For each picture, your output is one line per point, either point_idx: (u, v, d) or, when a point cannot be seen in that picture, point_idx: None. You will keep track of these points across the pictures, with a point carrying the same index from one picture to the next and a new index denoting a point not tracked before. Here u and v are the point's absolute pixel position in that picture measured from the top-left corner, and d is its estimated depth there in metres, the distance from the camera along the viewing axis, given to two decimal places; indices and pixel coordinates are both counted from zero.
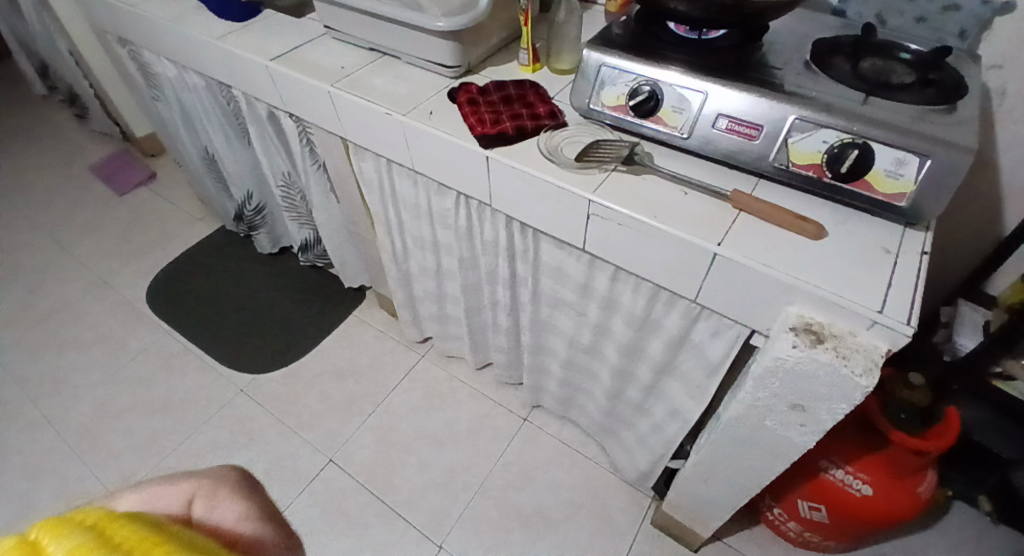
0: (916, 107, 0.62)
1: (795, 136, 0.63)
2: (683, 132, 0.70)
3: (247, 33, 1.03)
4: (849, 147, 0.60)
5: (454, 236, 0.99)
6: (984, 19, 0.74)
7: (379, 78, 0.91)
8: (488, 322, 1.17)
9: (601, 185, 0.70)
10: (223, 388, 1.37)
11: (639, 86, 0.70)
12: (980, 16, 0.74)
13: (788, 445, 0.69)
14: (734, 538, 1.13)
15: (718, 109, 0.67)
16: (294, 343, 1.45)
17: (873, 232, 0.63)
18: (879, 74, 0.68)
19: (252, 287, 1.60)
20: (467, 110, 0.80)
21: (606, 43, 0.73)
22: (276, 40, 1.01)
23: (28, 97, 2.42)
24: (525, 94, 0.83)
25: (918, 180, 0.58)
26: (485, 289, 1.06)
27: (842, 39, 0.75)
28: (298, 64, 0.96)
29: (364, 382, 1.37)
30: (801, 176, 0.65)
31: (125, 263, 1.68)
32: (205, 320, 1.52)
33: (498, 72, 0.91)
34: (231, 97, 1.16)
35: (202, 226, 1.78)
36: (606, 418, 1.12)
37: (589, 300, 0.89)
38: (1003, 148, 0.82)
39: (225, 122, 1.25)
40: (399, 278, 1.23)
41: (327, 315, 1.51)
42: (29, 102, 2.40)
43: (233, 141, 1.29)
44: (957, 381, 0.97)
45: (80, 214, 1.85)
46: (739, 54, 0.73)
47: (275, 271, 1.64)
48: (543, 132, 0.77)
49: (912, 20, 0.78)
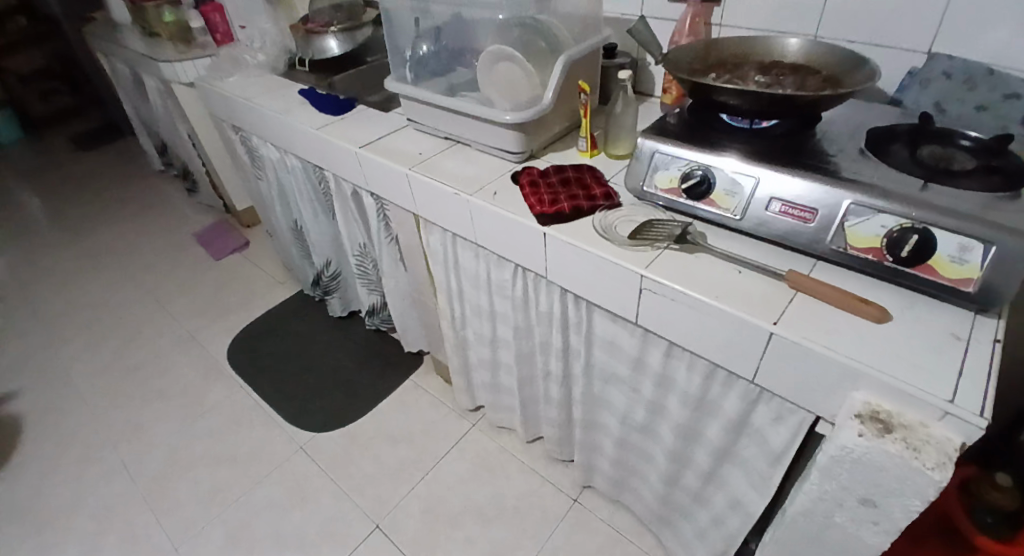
0: (977, 193, 0.61)
1: (852, 219, 0.64)
2: (737, 213, 0.73)
3: (340, 123, 1.19)
4: (909, 232, 0.60)
5: (511, 306, 1.03)
6: None
7: (451, 162, 1.01)
8: (541, 394, 1.17)
9: (654, 261, 0.73)
10: (285, 444, 1.43)
11: (692, 171, 0.74)
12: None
13: (864, 549, 0.63)
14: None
15: (771, 193, 0.69)
16: (354, 404, 1.51)
17: (943, 318, 0.61)
18: (936, 160, 0.68)
19: (320, 348, 1.70)
20: (529, 191, 0.87)
21: (660, 132, 0.79)
22: (365, 130, 1.16)
23: (150, 173, 2.81)
24: (582, 177, 0.89)
25: (985, 266, 0.57)
26: (539, 360, 1.08)
27: (898, 128, 0.76)
28: (382, 150, 1.08)
29: (415, 448, 1.38)
30: (859, 259, 0.65)
31: (213, 320, 1.84)
32: (275, 377, 1.61)
33: (559, 157, 0.99)
34: (323, 177, 1.31)
35: (281, 290, 1.94)
36: (662, 505, 1.06)
37: (643, 376, 0.89)
38: None
39: (314, 198, 1.40)
40: (456, 345, 1.27)
41: (386, 378, 1.57)
42: (150, 177, 2.78)
43: (319, 215, 1.44)
44: None
45: (180, 275, 2.07)
46: (792, 142, 0.76)
47: (343, 333, 1.74)
48: (599, 212, 0.82)
49: (973, 109, 0.76)
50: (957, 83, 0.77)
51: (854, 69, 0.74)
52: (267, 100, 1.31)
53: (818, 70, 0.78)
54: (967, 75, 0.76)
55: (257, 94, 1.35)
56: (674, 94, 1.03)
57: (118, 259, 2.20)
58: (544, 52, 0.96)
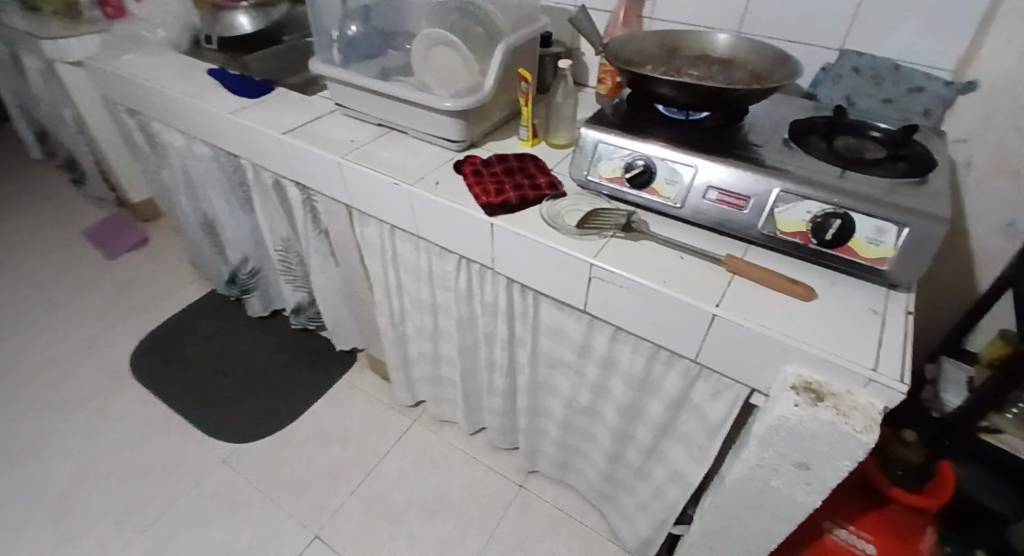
0: (889, 181, 0.68)
1: (781, 207, 0.69)
2: (677, 202, 0.75)
3: (259, 108, 1.10)
4: (832, 217, 0.65)
5: (454, 297, 1.01)
6: (949, 98, 0.82)
7: (388, 151, 0.96)
8: (484, 384, 1.16)
9: (601, 250, 0.74)
10: (206, 456, 1.31)
11: (634, 161, 0.76)
12: (946, 96, 0.82)
13: (795, 508, 0.69)
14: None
15: (708, 182, 0.73)
16: (283, 409, 1.42)
17: (862, 295, 0.67)
18: (850, 151, 0.75)
19: (240, 351, 1.57)
20: (472, 181, 0.85)
21: (601, 123, 0.80)
22: (289, 115, 1.08)
23: (21, 161, 2.45)
24: (526, 166, 0.88)
25: (897, 246, 0.63)
26: (483, 350, 1.07)
27: (815, 120, 0.82)
28: (309, 137, 1.01)
29: (353, 447, 1.33)
30: (788, 243, 0.70)
31: (111, 325, 1.65)
32: (190, 384, 1.48)
33: (500, 146, 0.97)
34: (238, 166, 1.21)
35: (193, 289, 1.77)
36: (605, 482, 1.09)
37: (589, 360, 0.90)
38: (975, 217, 0.89)
39: (228, 189, 1.29)
40: (395, 340, 1.23)
41: (317, 379, 1.49)
42: (21, 165, 2.42)
43: (234, 207, 1.33)
44: (949, 439, 0.89)
45: (65, 276, 1.82)
46: (722, 133, 0.81)
47: (266, 334, 1.62)
48: (544, 201, 0.82)
49: (879, 102, 0.86)
50: (865, 78, 0.86)
51: (776, 65, 0.79)
52: (171, 80, 1.18)
53: (744, 64, 0.83)
54: (874, 71, 0.85)
55: (160, 74, 1.21)
56: (609, 85, 1.06)
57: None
58: (482, 39, 0.95)
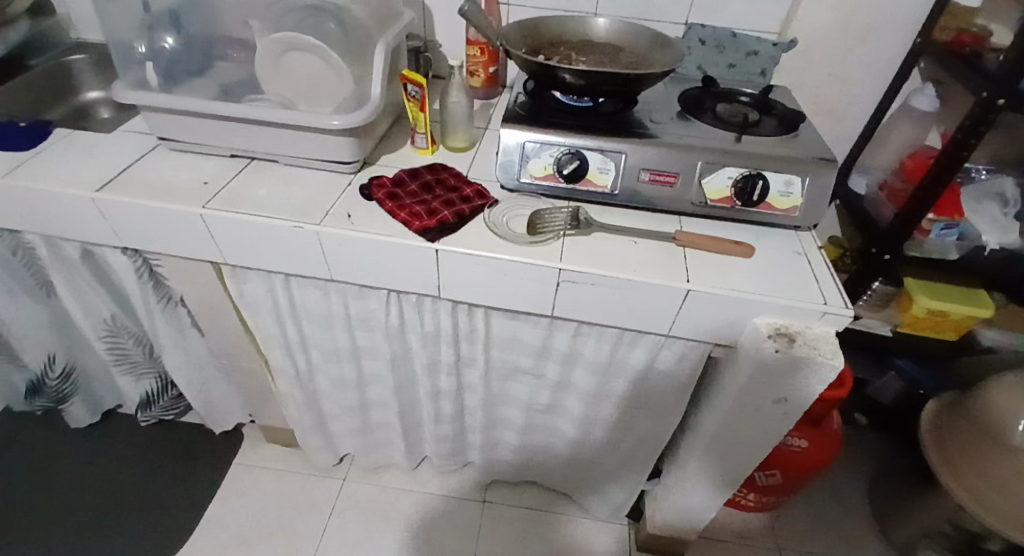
0: (775, 138, 0.78)
1: (707, 176, 0.74)
2: (613, 188, 0.77)
3: (41, 160, 0.80)
4: (752, 179, 0.73)
5: (383, 336, 0.90)
6: (777, 57, 0.96)
7: (264, 187, 0.78)
8: (427, 415, 1.07)
9: (561, 252, 0.72)
10: None
11: (564, 156, 0.75)
12: (774, 56, 0.96)
13: (770, 435, 0.78)
14: (725, 538, 1.19)
15: (639, 164, 0.75)
16: (167, 528, 1.12)
17: (783, 240, 0.77)
18: (732, 116, 0.84)
19: (69, 478, 1.18)
20: (393, 206, 0.75)
21: (519, 121, 0.77)
22: (92, 163, 0.80)
23: None
24: (443, 178, 0.80)
25: (803, 194, 0.74)
26: (423, 382, 0.98)
27: (692, 92, 0.90)
28: (139, 187, 0.76)
29: (282, 536, 1.12)
30: (717, 208, 0.76)
31: None
32: (7, 549, 1.07)
33: (395, 159, 0.87)
34: (17, 242, 0.87)
35: None
36: (570, 467, 1.11)
37: (548, 359, 0.89)
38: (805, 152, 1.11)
39: (4, 276, 0.93)
40: (306, 400, 1.06)
41: (200, 475, 1.21)
42: None
43: (18, 297, 0.96)
44: None
45: None
46: (624, 115, 0.83)
47: (102, 444, 1.24)
48: (481, 213, 0.76)
49: (726, 67, 0.98)
50: (710, 47, 0.97)
51: (655, 47, 0.85)
52: None
53: (622, 46, 0.87)
54: (717, 41, 0.96)
55: None
56: (482, 76, 1.02)
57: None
58: (345, 38, 0.81)
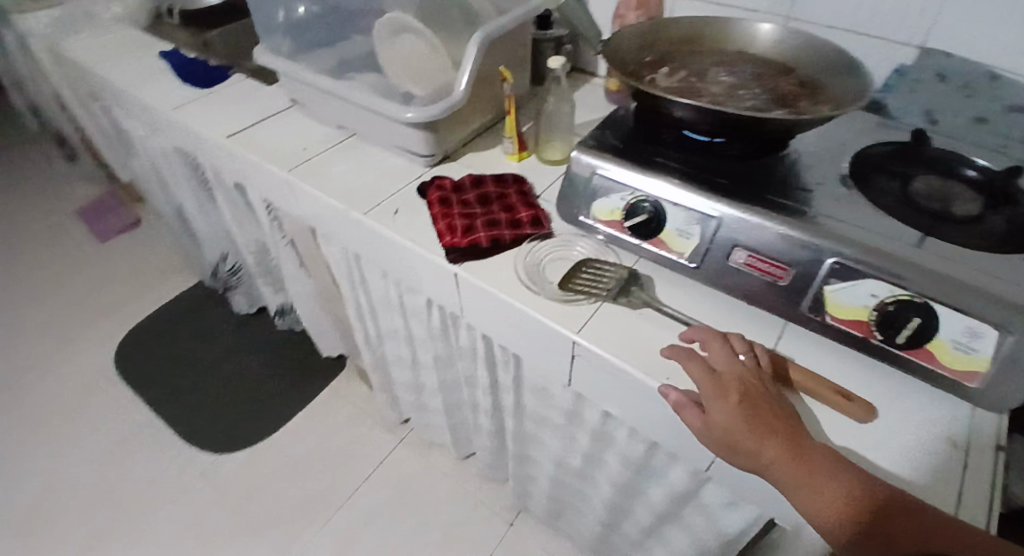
0: (978, 252, 0.48)
1: (836, 282, 0.50)
2: (692, 260, 0.57)
3: (211, 103, 0.95)
4: (907, 309, 0.46)
5: (428, 335, 0.86)
6: None
7: (343, 165, 0.80)
8: (469, 420, 1.03)
9: (587, 322, 0.57)
10: (181, 475, 1.25)
11: (638, 203, 0.58)
12: None
13: None
14: None
15: (732, 239, 0.54)
16: (262, 422, 1.33)
17: (937, 414, 0.49)
18: (928, 198, 0.55)
19: (221, 353, 1.47)
20: (439, 213, 0.69)
21: (601, 147, 0.62)
22: (239, 112, 0.92)
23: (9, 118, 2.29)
24: (506, 194, 0.71)
25: (995, 358, 0.44)
26: (463, 391, 0.94)
27: (887, 147, 0.62)
28: (256, 143, 0.85)
29: (335, 471, 1.24)
30: (839, 331, 0.51)
31: (96, 318, 1.57)
32: (169, 389, 1.40)
33: (479, 160, 0.81)
34: (198, 164, 1.07)
35: (180, 278, 1.67)
36: (598, 540, 0.97)
37: (579, 426, 0.75)
38: None
39: (194, 185, 1.15)
40: (374, 362, 1.11)
41: (300, 389, 1.39)
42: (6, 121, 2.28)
43: (203, 204, 1.19)
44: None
45: (49, 262, 1.74)
46: (759, 167, 0.60)
47: (251, 333, 1.51)
48: (523, 245, 0.65)
49: (967, 121, 0.67)
50: (951, 89, 0.66)
51: (838, 76, 0.59)
52: (123, 70, 1.06)
53: (790, 69, 0.64)
54: (964, 81, 0.65)
55: (111, 58, 1.10)
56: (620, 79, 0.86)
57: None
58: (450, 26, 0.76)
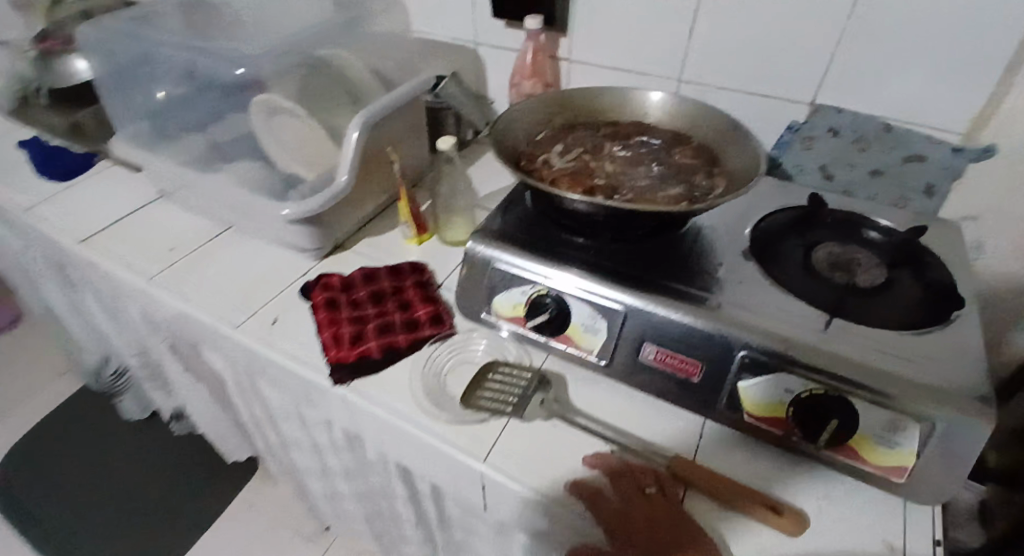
0: (889, 330, 0.46)
1: (748, 378, 0.45)
2: (600, 356, 0.52)
3: (66, 199, 0.83)
4: (823, 404, 0.42)
5: (332, 446, 0.75)
6: (957, 170, 0.61)
7: (216, 266, 0.71)
8: (395, 528, 0.92)
9: (496, 443, 0.50)
10: None
11: (540, 297, 0.53)
12: (953, 168, 0.61)
13: None
14: None
15: (642, 334, 0.49)
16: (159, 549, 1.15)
17: (874, 512, 0.45)
18: (833, 267, 0.53)
19: (111, 469, 1.28)
20: (325, 321, 0.61)
21: (497, 236, 0.57)
22: (98, 209, 0.80)
23: None
24: (402, 289, 0.64)
25: (920, 449, 0.41)
26: (382, 500, 0.83)
27: (789, 212, 0.60)
28: (114, 245, 0.74)
29: None
30: (760, 429, 0.47)
31: None
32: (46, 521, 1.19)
33: (374, 246, 0.74)
34: (60, 265, 0.93)
35: (64, 383, 1.47)
36: None
37: (507, 540, 0.66)
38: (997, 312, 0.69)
39: (59, 287, 1.01)
40: (284, 471, 0.98)
41: (206, 502, 1.22)
42: None
43: (74, 305, 1.05)
44: None
45: None
46: (664, 246, 0.57)
47: (148, 441, 1.33)
48: (421, 350, 0.58)
49: (866, 173, 0.66)
50: (847, 142, 0.66)
51: (731, 144, 0.58)
52: None
53: (686, 137, 0.62)
54: (857, 134, 0.65)
55: None
56: None
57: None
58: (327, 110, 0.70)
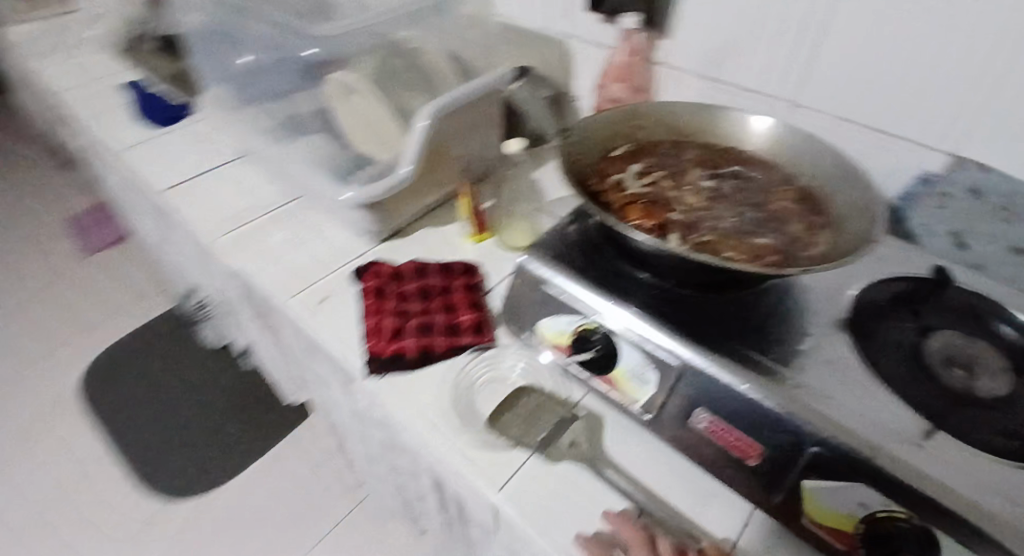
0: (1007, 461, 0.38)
1: (815, 480, 0.38)
2: (645, 409, 0.47)
3: (162, 144, 0.89)
4: (900, 537, 0.35)
5: (367, 423, 0.77)
6: None
7: (281, 234, 0.73)
8: (419, 506, 0.93)
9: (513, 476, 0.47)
10: (119, 521, 1.17)
11: (590, 334, 0.48)
12: None
13: None
14: None
15: (694, 399, 0.44)
16: (213, 469, 1.25)
17: None
18: (950, 363, 0.45)
19: (182, 388, 1.40)
20: (371, 308, 0.61)
21: (557, 257, 0.53)
22: (190, 160, 0.86)
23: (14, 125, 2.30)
24: (449, 290, 0.63)
25: None
26: (410, 480, 0.84)
27: (900, 286, 0.52)
28: (194, 197, 0.80)
29: (278, 538, 1.15)
30: (819, 536, 0.40)
31: (63, 340, 1.52)
32: (125, 421, 1.34)
33: (435, 239, 0.72)
34: None
35: (153, 303, 1.61)
36: None
37: None
38: None
39: (153, 222, 1.09)
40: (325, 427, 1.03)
41: (256, 438, 1.31)
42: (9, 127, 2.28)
43: (166, 241, 1.13)
44: None
45: (27, 274, 1.70)
46: (737, 302, 0.51)
47: (216, 368, 1.44)
48: (457, 357, 0.57)
49: (1004, 249, 0.56)
50: (986, 207, 0.55)
51: (844, 191, 0.50)
52: (85, 99, 1.01)
53: (789, 178, 0.54)
54: (1005, 203, 0.54)
55: (76, 86, 1.05)
56: None
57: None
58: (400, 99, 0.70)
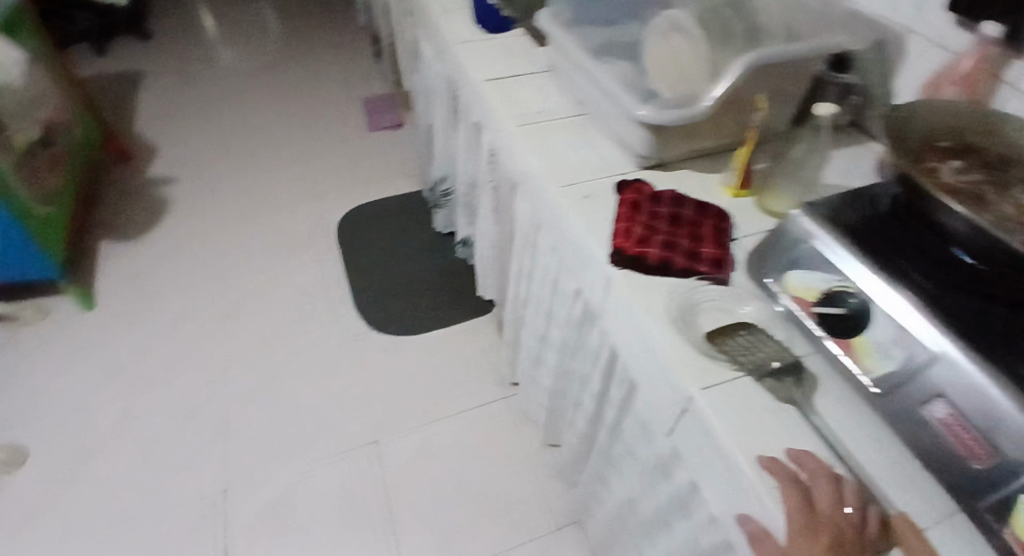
0: None
1: None
2: (877, 385, 0.46)
3: (486, 46, 1.08)
4: None
5: (566, 319, 0.88)
6: None
7: (563, 138, 0.85)
8: (568, 414, 1.03)
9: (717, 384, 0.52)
10: (339, 329, 1.51)
11: (844, 294, 0.50)
12: None
13: None
14: None
15: (942, 388, 0.42)
16: (409, 321, 1.52)
17: None
18: None
19: (407, 253, 1.69)
20: (625, 215, 0.69)
21: (832, 222, 0.55)
22: (504, 63, 1.03)
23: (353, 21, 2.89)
24: (699, 224, 0.68)
25: None
26: (575, 385, 0.94)
27: None
28: (502, 91, 0.96)
29: (438, 394, 1.36)
30: None
31: (340, 187, 1.94)
32: (363, 261, 1.68)
33: (693, 182, 0.77)
34: (454, 94, 1.23)
35: (406, 182, 1.95)
36: None
37: (663, 480, 0.70)
38: None
39: (446, 111, 1.32)
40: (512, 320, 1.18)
41: (446, 312, 1.54)
42: (350, 22, 2.88)
43: (447, 129, 1.37)
44: None
45: (331, 132, 2.19)
46: None
47: (435, 248, 1.71)
48: (691, 278, 0.62)
49: None
50: None
51: None
52: None
53: None
54: None
55: None
56: None
57: (284, 96, 2.38)
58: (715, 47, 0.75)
